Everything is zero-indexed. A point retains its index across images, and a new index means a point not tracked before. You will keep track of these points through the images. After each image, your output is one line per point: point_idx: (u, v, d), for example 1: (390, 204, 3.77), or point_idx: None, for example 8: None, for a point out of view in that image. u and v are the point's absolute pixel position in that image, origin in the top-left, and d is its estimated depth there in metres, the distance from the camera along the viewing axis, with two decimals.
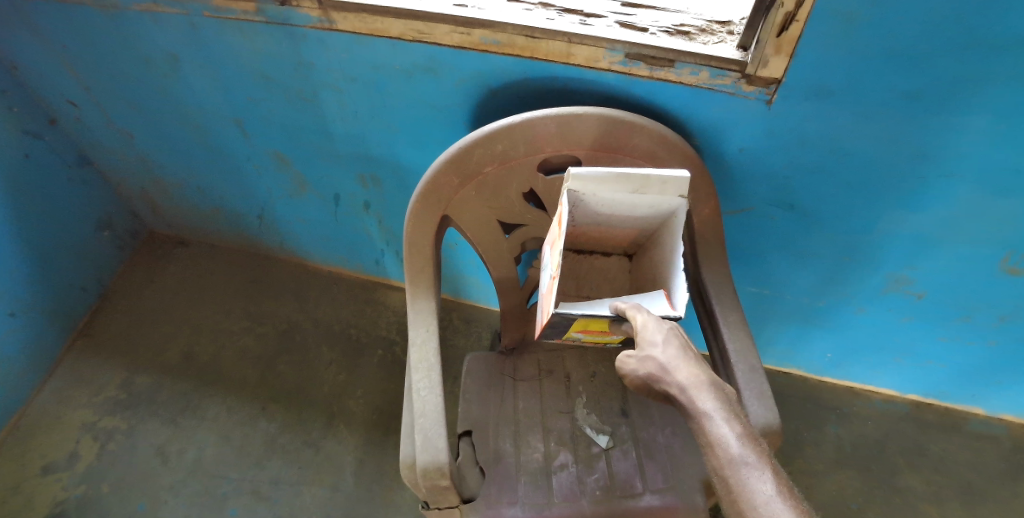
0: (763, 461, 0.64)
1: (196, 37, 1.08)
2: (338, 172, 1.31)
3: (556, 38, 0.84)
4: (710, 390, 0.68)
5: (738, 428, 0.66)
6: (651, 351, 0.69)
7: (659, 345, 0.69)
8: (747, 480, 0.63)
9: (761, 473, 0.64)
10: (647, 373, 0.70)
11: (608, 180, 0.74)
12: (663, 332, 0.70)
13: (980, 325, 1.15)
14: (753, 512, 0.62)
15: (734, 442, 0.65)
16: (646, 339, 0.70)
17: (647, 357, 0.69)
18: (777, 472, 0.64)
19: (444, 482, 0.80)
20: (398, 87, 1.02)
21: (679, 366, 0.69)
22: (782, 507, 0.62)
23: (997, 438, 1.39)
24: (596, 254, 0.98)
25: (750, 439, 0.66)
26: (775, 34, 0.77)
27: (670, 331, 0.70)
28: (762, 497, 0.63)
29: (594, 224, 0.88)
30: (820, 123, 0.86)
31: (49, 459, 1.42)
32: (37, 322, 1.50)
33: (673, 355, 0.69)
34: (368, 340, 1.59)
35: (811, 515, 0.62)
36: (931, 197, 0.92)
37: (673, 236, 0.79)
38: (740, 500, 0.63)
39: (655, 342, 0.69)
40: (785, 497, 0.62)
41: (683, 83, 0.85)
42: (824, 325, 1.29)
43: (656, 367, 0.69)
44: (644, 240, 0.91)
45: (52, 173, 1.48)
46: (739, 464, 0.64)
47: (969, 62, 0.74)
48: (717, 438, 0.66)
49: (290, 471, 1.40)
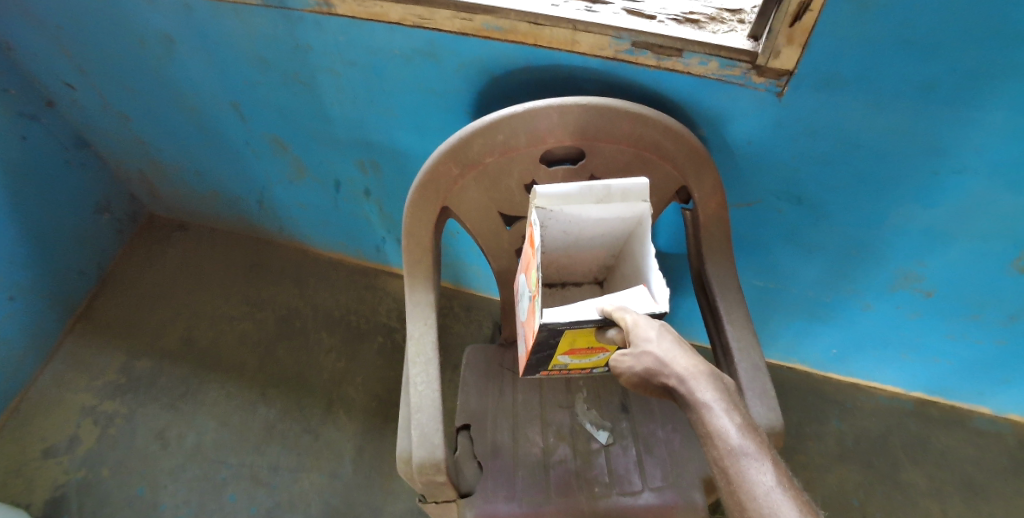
0: (762, 452, 0.63)
1: (191, 19, 1.06)
2: (338, 158, 1.29)
3: (560, 25, 0.81)
4: (709, 380, 0.67)
5: (737, 418, 0.65)
6: (647, 345, 0.67)
7: (654, 340, 0.67)
8: (747, 471, 0.62)
9: (760, 464, 0.62)
10: (645, 368, 0.68)
11: (573, 194, 0.74)
12: (655, 328, 0.68)
13: (989, 322, 1.13)
14: (753, 504, 0.61)
15: (734, 433, 0.64)
16: (638, 336, 0.67)
17: (643, 352, 0.67)
18: (777, 463, 0.63)
19: (441, 478, 0.79)
20: (397, 72, 0.99)
21: (676, 358, 0.67)
22: (782, 497, 0.60)
23: (1001, 436, 1.38)
24: (568, 285, 0.96)
25: (749, 430, 0.64)
26: (788, 24, 0.73)
27: (661, 327, 0.69)
28: (762, 488, 0.61)
29: (562, 248, 0.86)
30: (832, 114, 0.83)
31: (50, 441, 1.43)
32: (36, 305, 1.49)
33: (669, 347, 0.68)
34: (368, 326, 1.59)
35: (810, 505, 0.61)
36: (943, 194, 0.90)
37: (640, 242, 0.78)
38: (740, 492, 0.62)
39: (649, 337, 0.67)
40: (785, 487, 0.61)
41: (691, 73, 0.82)
42: (829, 320, 1.27)
43: (652, 361, 0.67)
44: (613, 259, 0.90)
45: (51, 156, 1.47)
46: (738, 454, 0.63)
47: (987, 55, 0.71)
48: (717, 429, 0.64)
49: (289, 458, 1.40)
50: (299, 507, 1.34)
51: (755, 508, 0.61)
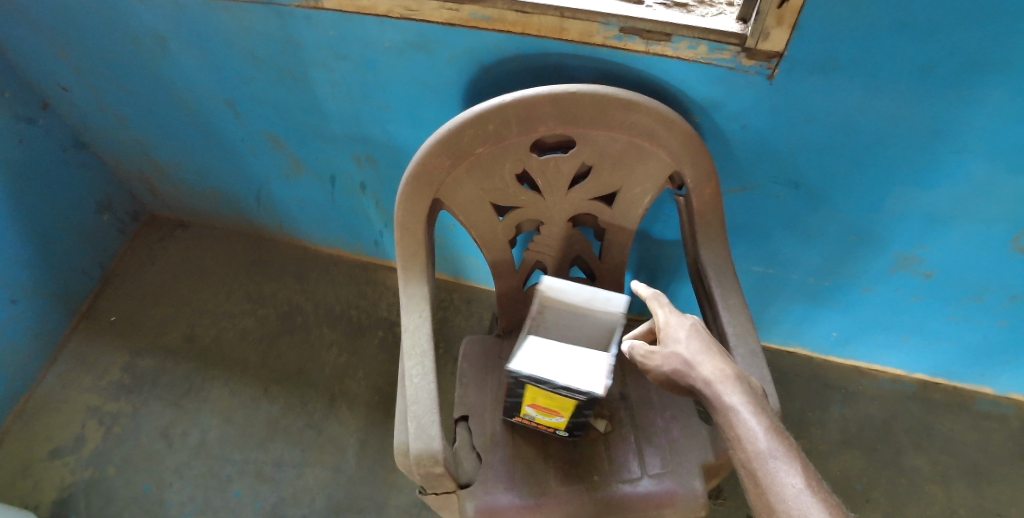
0: (791, 455, 0.66)
1: (182, 17, 1.06)
2: (334, 153, 1.29)
3: (547, 12, 0.80)
4: (735, 383, 0.71)
5: (764, 421, 0.68)
6: (676, 347, 0.74)
7: (683, 341, 0.75)
8: (776, 473, 0.65)
9: (789, 467, 0.66)
10: (673, 369, 0.74)
11: (567, 288, 0.89)
12: (685, 328, 0.76)
13: (990, 304, 1.12)
14: (782, 505, 0.64)
15: (762, 436, 0.67)
16: (669, 335, 0.76)
17: (672, 352, 0.74)
18: (805, 465, 0.66)
19: (439, 469, 0.79)
20: (389, 65, 0.99)
21: (704, 360, 0.73)
22: (812, 500, 0.63)
23: (1006, 418, 1.37)
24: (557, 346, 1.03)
25: (777, 433, 0.68)
26: (776, 6, 0.73)
27: (691, 327, 0.76)
28: (791, 490, 0.64)
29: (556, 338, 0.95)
30: (827, 98, 0.82)
31: (57, 441, 1.44)
32: (38, 305, 1.51)
33: (697, 350, 0.74)
34: (369, 321, 1.59)
35: (837, 505, 0.63)
36: (942, 176, 0.89)
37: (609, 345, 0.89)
38: (769, 492, 0.65)
39: (678, 338, 0.75)
40: (814, 490, 0.64)
41: (681, 58, 0.81)
42: (831, 305, 1.26)
43: (680, 362, 0.73)
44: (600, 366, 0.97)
45: (51, 158, 1.48)
46: (767, 458, 0.66)
47: (981, 31, 0.71)
48: (746, 431, 0.68)
49: (292, 453, 1.41)
50: (304, 501, 1.35)
51: (784, 510, 0.64)
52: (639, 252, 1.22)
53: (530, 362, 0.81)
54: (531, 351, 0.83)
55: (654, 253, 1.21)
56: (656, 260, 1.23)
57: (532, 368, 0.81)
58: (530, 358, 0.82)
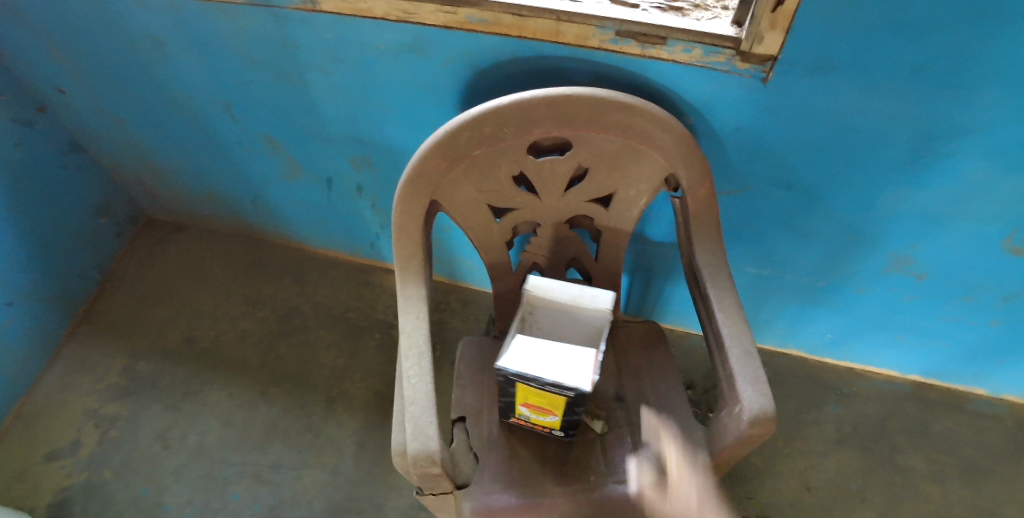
0: None
1: (180, 19, 1.07)
2: (331, 155, 1.30)
3: (543, 16, 0.81)
4: None
5: None
6: (684, 498, 0.85)
7: (692, 495, 0.85)
8: None
9: None
10: (678, 510, 0.84)
11: (553, 289, 0.91)
12: (696, 488, 0.86)
13: (983, 304, 1.13)
14: None
15: None
16: (680, 490, 0.86)
17: (679, 502, 0.85)
18: None
19: (436, 470, 0.79)
20: (385, 67, 1.00)
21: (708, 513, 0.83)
22: None
23: (999, 417, 1.38)
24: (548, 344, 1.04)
25: None
26: (770, 9, 0.74)
27: (700, 488, 0.86)
28: None
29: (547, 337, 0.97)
30: (820, 100, 0.83)
31: (54, 445, 1.43)
32: (36, 308, 1.51)
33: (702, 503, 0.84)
34: (367, 322, 1.60)
35: None
36: (934, 176, 0.90)
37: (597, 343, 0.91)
38: None
39: (688, 493, 0.86)
40: None
41: (676, 61, 0.82)
42: (826, 306, 1.26)
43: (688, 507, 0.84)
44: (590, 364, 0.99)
45: (48, 160, 1.48)
46: None
47: (971, 33, 0.72)
48: None
49: (290, 455, 1.40)
50: (302, 503, 1.34)
51: None
52: (635, 254, 1.23)
53: (518, 359, 0.83)
54: (519, 348, 0.85)
55: (650, 254, 1.22)
56: (651, 261, 1.24)
57: (520, 365, 0.83)
58: (518, 355, 0.84)
